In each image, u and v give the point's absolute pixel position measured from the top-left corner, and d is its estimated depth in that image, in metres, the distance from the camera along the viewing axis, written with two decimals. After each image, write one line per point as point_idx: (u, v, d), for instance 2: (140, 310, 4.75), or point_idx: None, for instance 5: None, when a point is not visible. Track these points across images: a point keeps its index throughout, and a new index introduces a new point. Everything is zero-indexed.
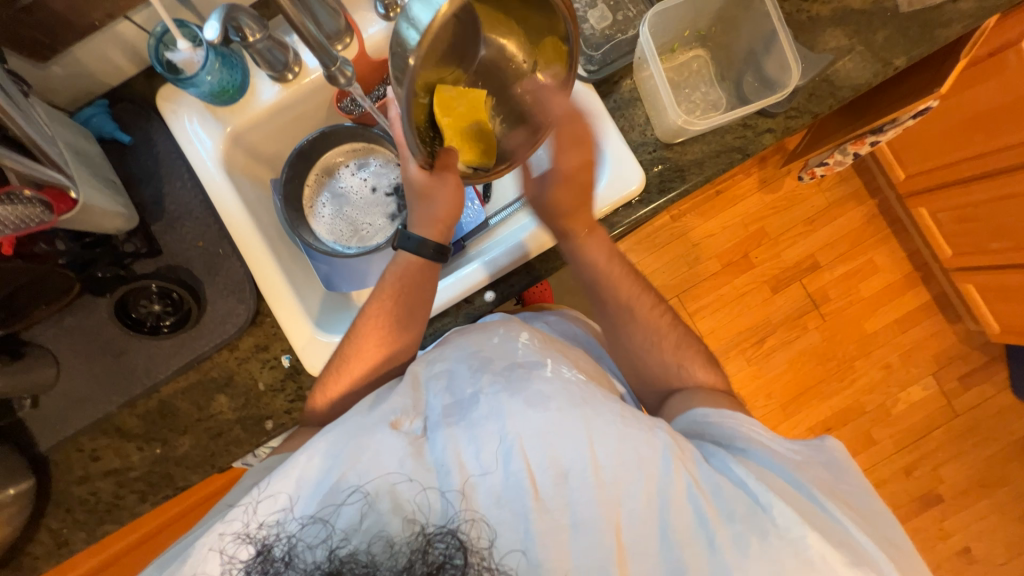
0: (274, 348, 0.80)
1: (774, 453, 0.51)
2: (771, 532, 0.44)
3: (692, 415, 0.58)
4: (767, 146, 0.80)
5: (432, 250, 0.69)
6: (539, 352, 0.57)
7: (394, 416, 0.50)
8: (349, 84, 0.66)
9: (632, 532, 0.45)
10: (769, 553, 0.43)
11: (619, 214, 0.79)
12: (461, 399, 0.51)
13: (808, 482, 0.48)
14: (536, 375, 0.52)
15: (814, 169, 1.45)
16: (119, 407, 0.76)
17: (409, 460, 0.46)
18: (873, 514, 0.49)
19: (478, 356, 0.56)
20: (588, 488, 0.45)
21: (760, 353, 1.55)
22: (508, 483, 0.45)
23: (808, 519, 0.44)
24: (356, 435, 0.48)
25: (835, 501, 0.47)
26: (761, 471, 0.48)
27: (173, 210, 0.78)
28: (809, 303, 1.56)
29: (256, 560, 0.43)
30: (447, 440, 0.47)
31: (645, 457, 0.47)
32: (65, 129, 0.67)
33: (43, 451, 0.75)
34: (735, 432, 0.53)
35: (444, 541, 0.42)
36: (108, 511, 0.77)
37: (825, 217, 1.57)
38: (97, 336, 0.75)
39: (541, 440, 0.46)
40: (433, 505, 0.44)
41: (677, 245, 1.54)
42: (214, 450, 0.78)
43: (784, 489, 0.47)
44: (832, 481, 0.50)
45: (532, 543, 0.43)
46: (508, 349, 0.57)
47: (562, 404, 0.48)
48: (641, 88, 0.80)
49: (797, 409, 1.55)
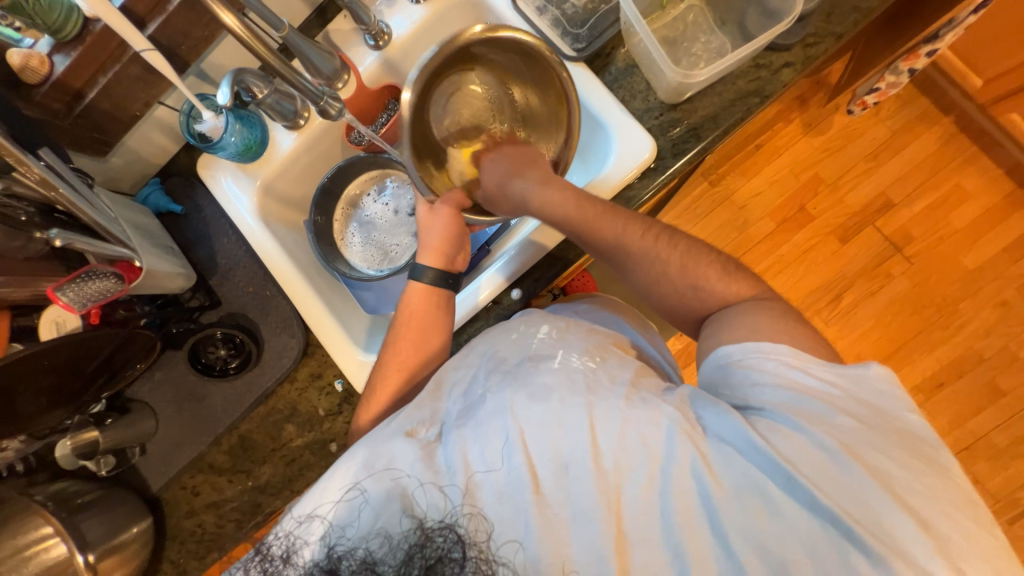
0: (327, 374, 0.86)
1: (801, 400, 0.47)
2: (779, 508, 0.42)
3: (713, 359, 0.54)
4: (787, 81, 0.74)
5: (429, 276, 0.72)
6: (554, 344, 0.55)
7: (410, 426, 0.50)
8: (339, 114, 0.75)
9: (632, 519, 0.44)
10: (780, 528, 0.42)
11: (634, 187, 0.75)
12: (472, 402, 0.51)
13: (835, 433, 0.45)
14: (543, 367, 0.51)
15: (864, 99, 1.30)
16: (208, 446, 0.85)
17: (420, 463, 0.46)
18: (916, 443, 0.45)
19: (495, 357, 0.55)
20: (589, 477, 0.44)
21: (840, 312, 1.39)
22: (510, 478, 0.45)
23: (824, 491, 0.42)
24: (369, 446, 0.49)
25: (865, 451, 0.43)
26: (784, 433, 0.45)
27: (225, 263, 0.87)
28: (888, 247, 1.39)
29: (255, 558, 0.46)
30: (457, 442, 0.47)
31: (651, 439, 0.46)
32: (126, 211, 0.77)
33: (156, 491, 0.85)
34: (761, 370, 0.50)
35: (441, 536, 0.43)
36: (214, 541, 0.85)
37: (889, 148, 1.39)
38: (182, 385, 0.85)
39: (542, 431, 0.46)
40: (434, 502, 0.45)
41: (723, 211, 1.43)
42: (290, 475, 0.84)
43: (814, 464, 0.43)
44: (867, 416, 0.46)
45: (530, 539, 0.43)
46: (523, 344, 0.55)
47: (564, 394, 0.48)
48: (634, 54, 0.77)
49: (896, 366, 1.37)
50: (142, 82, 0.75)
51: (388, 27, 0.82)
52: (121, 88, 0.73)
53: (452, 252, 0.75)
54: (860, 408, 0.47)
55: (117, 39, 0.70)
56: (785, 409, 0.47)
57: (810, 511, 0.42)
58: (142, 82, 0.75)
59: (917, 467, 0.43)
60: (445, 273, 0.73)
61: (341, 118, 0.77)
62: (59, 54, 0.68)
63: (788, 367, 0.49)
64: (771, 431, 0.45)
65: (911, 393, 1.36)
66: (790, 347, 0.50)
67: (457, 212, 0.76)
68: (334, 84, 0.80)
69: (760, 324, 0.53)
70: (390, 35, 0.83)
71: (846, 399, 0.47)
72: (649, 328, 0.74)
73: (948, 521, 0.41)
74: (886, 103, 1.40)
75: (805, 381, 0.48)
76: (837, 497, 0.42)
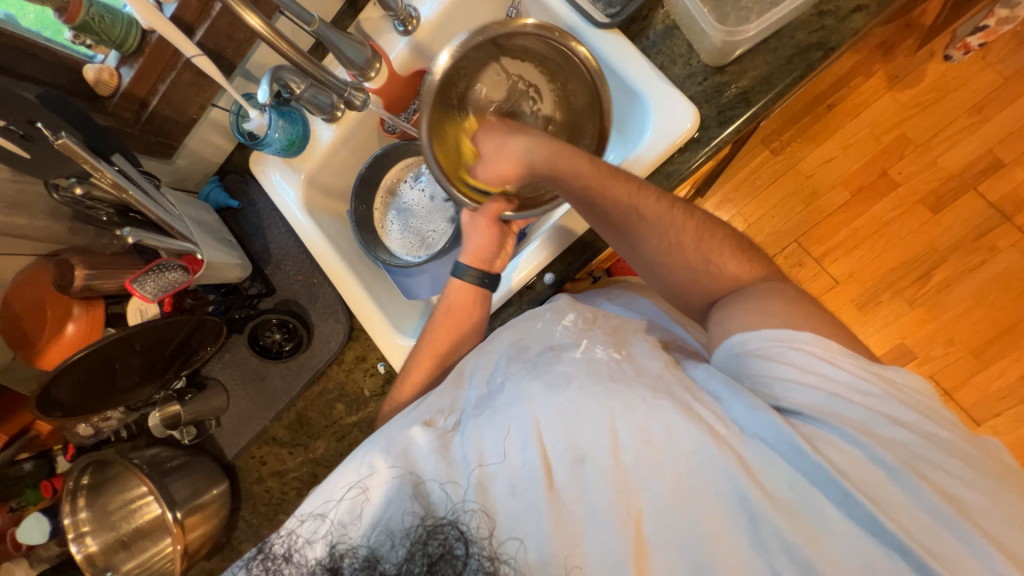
0: (371, 357, 0.91)
1: (836, 403, 0.44)
2: (826, 518, 0.40)
3: (726, 346, 0.51)
4: (857, 29, 0.65)
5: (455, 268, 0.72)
6: (579, 333, 0.56)
7: (428, 416, 0.54)
8: (363, 104, 0.78)
9: (656, 520, 0.43)
10: (835, 545, 0.40)
11: (675, 161, 0.70)
12: (491, 390, 0.54)
13: (889, 445, 0.42)
14: (565, 357, 0.52)
15: (966, 40, 1.10)
16: (271, 421, 0.93)
17: (434, 455, 0.49)
18: (963, 447, 0.42)
19: (516, 346, 0.58)
20: (605, 474, 0.45)
21: (929, 293, 1.22)
22: (524, 470, 0.46)
23: (879, 501, 0.40)
24: (386, 436, 0.52)
25: (926, 467, 0.41)
26: (834, 444, 0.42)
27: (277, 253, 0.93)
28: (995, 216, 1.19)
29: (259, 558, 0.50)
30: (472, 433, 0.50)
31: (677, 435, 0.44)
32: (190, 208, 0.84)
33: (231, 459, 0.95)
34: (785, 362, 0.46)
35: (444, 532, 0.45)
36: (280, 505, 0.93)
37: (1001, 98, 1.18)
38: (246, 364, 0.93)
39: (559, 422, 0.47)
40: (440, 497, 0.47)
41: (786, 181, 1.28)
42: (342, 450, 0.90)
43: (863, 473, 0.41)
44: (918, 424, 0.43)
45: (541, 534, 0.44)
46: (548, 333, 0.58)
47: (584, 382, 0.49)
48: (675, 14, 0.70)
49: (1001, 352, 1.19)
50: (196, 86, 0.80)
51: (416, 11, 0.82)
52: (179, 93, 0.79)
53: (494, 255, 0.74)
54: (907, 413, 0.44)
55: (171, 48, 0.75)
56: (823, 413, 0.44)
57: (868, 531, 0.40)
58: (195, 86, 0.80)
59: (977, 479, 0.41)
60: (484, 273, 0.73)
61: (367, 109, 0.81)
62: (125, 66, 0.75)
63: (820, 359, 0.46)
64: (824, 441, 0.42)
65: (1017, 382, 1.18)
66: (816, 337, 0.47)
67: (496, 220, 0.73)
68: (367, 73, 0.81)
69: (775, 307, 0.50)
70: (418, 20, 0.83)
71: (887, 401, 0.44)
72: None
73: (1012, 531, 0.39)
74: (998, 43, 1.18)
75: (840, 376, 0.45)
76: (899, 515, 0.39)
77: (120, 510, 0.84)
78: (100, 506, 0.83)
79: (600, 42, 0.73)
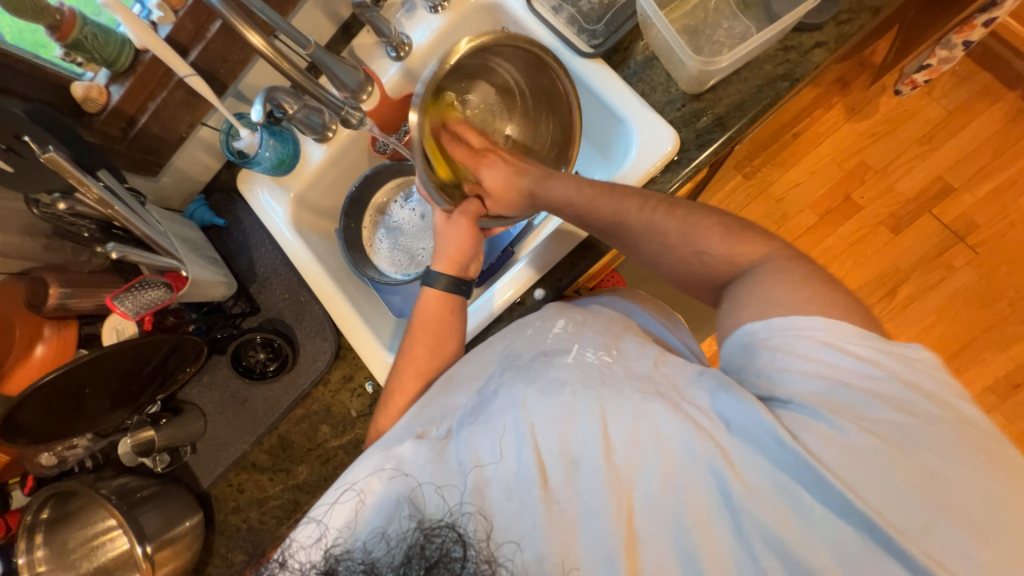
0: (358, 376, 0.89)
1: (835, 392, 0.44)
2: (808, 507, 0.41)
3: (736, 337, 0.51)
4: (819, 62, 0.71)
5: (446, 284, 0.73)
6: (569, 338, 0.59)
7: (421, 429, 0.54)
8: (360, 123, 0.79)
9: (647, 517, 0.44)
10: (809, 532, 0.41)
11: (658, 181, 0.73)
12: (484, 398, 0.54)
13: (872, 428, 0.42)
14: (556, 362, 0.54)
15: (912, 77, 1.19)
16: (251, 446, 0.89)
17: (430, 464, 0.49)
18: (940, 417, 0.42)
19: (511, 354, 0.59)
20: (599, 474, 0.46)
21: (895, 308, 1.28)
22: (519, 474, 0.47)
23: (857, 491, 0.40)
24: (381, 450, 0.52)
25: (912, 448, 0.41)
26: (815, 429, 0.43)
27: (263, 272, 0.92)
28: (950, 236, 1.28)
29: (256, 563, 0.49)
30: (468, 440, 0.50)
31: (666, 434, 0.46)
32: (174, 225, 0.83)
33: (206, 488, 0.89)
34: (790, 351, 0.47)
35: (441, 535, 0.44)
36: (257, 536, 0.88)
37: (946, 130, 1.29)
38: (226, 386, 0.90)
39: (553, 426, 0.48)
40: (436, 500, 0.47)
41: (759, 204, 1.34)
42: (327, 474, 0.87)
43: (850, 461, 0.41)
44: (913, 404, 0.43)
45: (539, 536, 0.44)
46: (538, 341, 0.60)
47: (577, 387, 0.50)
48: (653, 46, 0.75)
49: (965, 364, 1.26)
50: (187, 105, 0.81)
51: (409, 38, 0.85)
52: (168, 111, 0.79)
53: (468, 261, 0.73)
54: (906, 394, 0.43)
55: (164, 67, 0.76)
56: (815, 401, 0.44)
57: (842, 519, 0.40)
58: (186, 105, 0.81)
59: (962, 455, 0.40)
60: (460, 280, 0.72)
61: (363, 128, 0.82)
62: (115, 84, 0.75)
63: (822, 345, 0.46)
64: (801, 427, 0.43)
65: (982, 394, 1.24)
66: (824, 321, 0.47)
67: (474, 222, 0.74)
68: (359, 96, 0.83)
69: (784, 295, 0.49)
70: (410, 47, 0.86)
71: (890, 386, 0.44)
72: (675, 321, 0.73)
73: (994, 511, 0.39)
74: (940, 80, 1.30)
75: (841, 361, 0.45)
76: (871, 498, 0.40)
77: (81, 547, 0.79)
78: (59, 544, 0.77)
79: (585, 70, 0.78)
